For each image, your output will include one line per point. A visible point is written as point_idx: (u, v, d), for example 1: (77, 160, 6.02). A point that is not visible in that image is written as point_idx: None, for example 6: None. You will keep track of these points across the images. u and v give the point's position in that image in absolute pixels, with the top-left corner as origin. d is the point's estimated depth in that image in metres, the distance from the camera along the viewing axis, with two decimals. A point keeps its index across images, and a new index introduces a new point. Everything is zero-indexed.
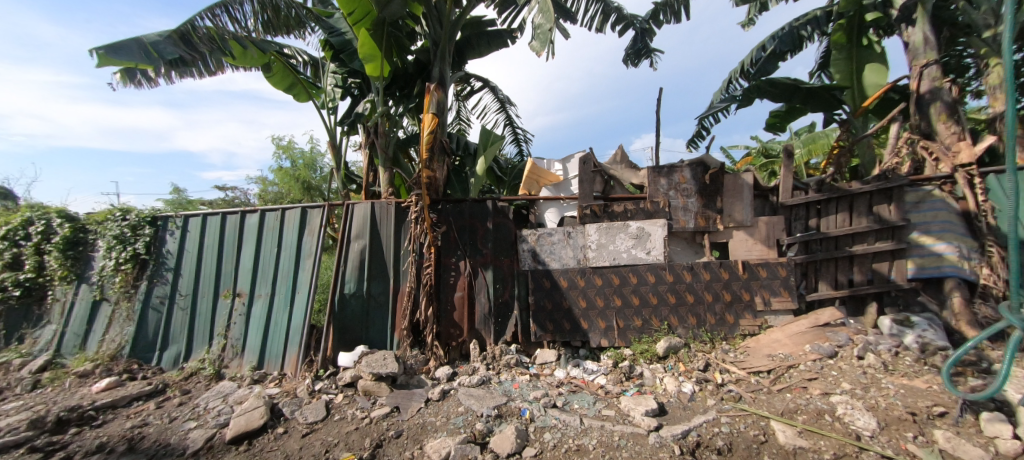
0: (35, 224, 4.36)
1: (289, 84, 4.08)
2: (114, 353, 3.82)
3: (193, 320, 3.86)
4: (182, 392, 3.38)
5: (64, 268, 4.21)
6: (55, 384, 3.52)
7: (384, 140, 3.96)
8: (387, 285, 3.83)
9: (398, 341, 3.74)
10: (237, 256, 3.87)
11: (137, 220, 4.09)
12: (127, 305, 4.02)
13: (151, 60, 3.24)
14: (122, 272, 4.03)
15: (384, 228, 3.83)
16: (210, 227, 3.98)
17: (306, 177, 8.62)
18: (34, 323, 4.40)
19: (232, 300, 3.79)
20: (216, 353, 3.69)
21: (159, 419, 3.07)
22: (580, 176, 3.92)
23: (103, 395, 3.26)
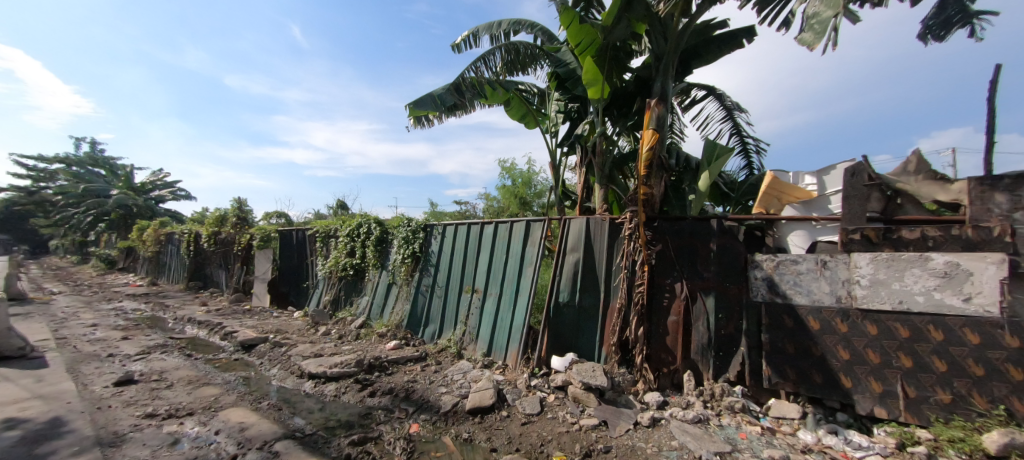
0: (362, 228, 6.20)
1: (523, 115, 4.66)
2: (398, 322, 5.23)
3: (445, 306, 4.90)
4: (436, 362, 4.31)
5: (375, 257, 6.01)
6: (367, 338, 5.09)
7: (602, 158, 4.14)
8: (598, 298, 3.95)
9: (606, 355, 3.79)
10: (477, 259, 4.71)
11: (416, 227, 5.49)
12: (407, 288, 5.42)
13: (437, 108, 4.30)
14: (406, 264, 5.50)
15: (598, 243, 3.98)
16: (459, 234, 4.99)
17: (523, 193, 9.89)
18: (355, 293, 6.34)
19: (472, 295, 4.64)
20: (459, 336, 4.57)
21: (423, 379, 3.95)
22: (845, 192, 3.11)
23: (392, 353, 4.47)
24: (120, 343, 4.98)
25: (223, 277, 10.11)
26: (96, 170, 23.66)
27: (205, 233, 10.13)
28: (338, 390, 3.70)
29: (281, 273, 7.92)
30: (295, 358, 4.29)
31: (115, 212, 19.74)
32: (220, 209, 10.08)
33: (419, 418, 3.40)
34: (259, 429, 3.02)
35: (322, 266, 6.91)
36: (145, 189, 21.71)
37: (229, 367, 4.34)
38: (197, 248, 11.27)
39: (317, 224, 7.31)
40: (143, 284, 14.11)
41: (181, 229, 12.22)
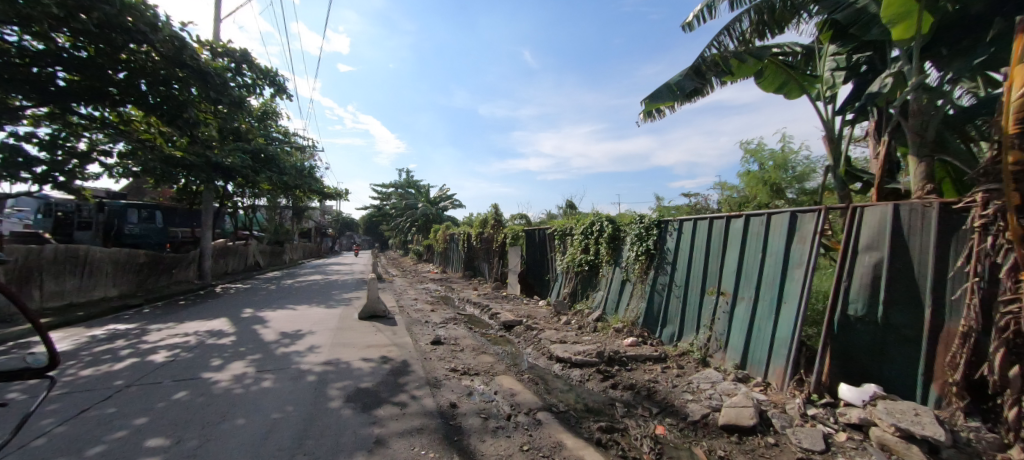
0: (594, 225, 6.49)
1: (780, 84, 4.07)
2: (634, 319, 5.24)
3: (685, 307, 4.56)
4: (679, 366, 4.03)
5: (608, 254, 6.17)
6: (604, 331, 5.35)
7: (921, 120, 3.47)
8: (920, 315, 2.85)
9: (940, 398, 2.67)
10: (722, 258, 4.20)
11: (649, 223, 5.34)
12: (643, 286, 5.35)
13: (676, 96, 4.12)
14: (640, 261, 5.43)
15: (917, 239, 2.88)
16: (699, 230, 4.58)
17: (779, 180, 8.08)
18: (591, 287, 6.68)
19: (718, 298, 4.14)
20: (703, 341, 4.16)
21: (664, 381, 3.76)
22: None
23: (630, 349, 4.50)
24: (431, 313, 6.97)
25: (487, 269, 12.79)
26: None
27: (475, 234, 13.14)
28: (582, 376, 3.98)
29: (527, 266, 9.31)
30: (545, 341, 4.90)
31: (420, 220, 27.83)
32: (483, 214, 12.80)
33: (663, 421, 3.20)
34: (525, 397, 3.57)
35: (560, 261, 7.65)
36: (435, 202, 28.88)
37: (497, 341, 5.36)
38: (469, 246, 14.73)
39: (554, 223, 8.12)
40: (437, 272, 19.51)
41: (460, 231, 16.23)
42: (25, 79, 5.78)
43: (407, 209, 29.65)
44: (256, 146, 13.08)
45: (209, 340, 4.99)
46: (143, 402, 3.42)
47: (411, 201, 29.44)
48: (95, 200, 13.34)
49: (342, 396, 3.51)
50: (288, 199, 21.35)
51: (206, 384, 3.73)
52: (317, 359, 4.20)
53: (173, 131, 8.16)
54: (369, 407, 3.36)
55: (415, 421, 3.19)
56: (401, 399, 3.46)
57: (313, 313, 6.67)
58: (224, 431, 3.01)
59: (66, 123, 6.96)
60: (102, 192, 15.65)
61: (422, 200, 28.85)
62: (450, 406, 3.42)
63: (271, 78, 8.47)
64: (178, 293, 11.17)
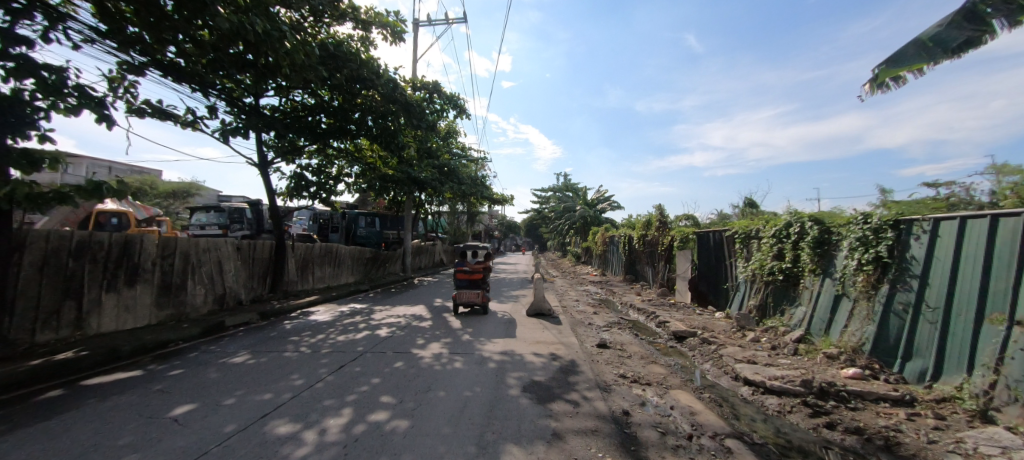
0: (793, 227, 5.50)
1: None
2: (856, 345, 4.19)
3: (947, 337, 3.38)
4: (937, 415, 2.97)
5: (813, 262, 5.12)
6: (810, 356, 4.47)
7: None
8: None
9: None
10: (1018, 271, 2.92)
11: (879, 224, 4.21)
12: (870, 305, 4.23)
13: (930, 56, 3.15)
14: (865, 272, 4.32)
15: None
16: (975, 234, 3.35)
17: None
18: (788, 301, 5.65)
19: (1010, 329, 2.90)
20: (981, 387, 2.96)
21: (914, 432, 2.84)
22: None
23: (852, 383, 3.60)
24: (594, 315, 7.06)
25: (651, 273, 12.19)
26: None
27: (638, 237, 12.70)
28: (781, 406, 3.40)
29: (700, 273, 8.49)
30: (729, 359, 4.38)
31: (578, 222, 28.41)
32: (647, 216, 12.27)
33: None
34: (708, 418, 3.25)
35: (743, 268, 6.71)
36: (593, 204, 28.83)
37: (669, 352, 5.06)
38: (631, 249, 14.30)
39: (735, 224, 7.18)
40: (596, 275, 19.55)
41: (619, 234, 15.95)
42: (306, 126, 8.23)
43: (563, 212, 30.85)
44: (442, 161, 15.64)
45: (414, 322, 6.19)
46: (375, 365, 4.47)
47: (568, 204, 30.23)
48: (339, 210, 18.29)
49: (519, 385, 3.84)
50: (461, 205, 24.82)
51: (415, 358, 4.61)
52: (495, 349, 4.74)
53: (387, 154, 10.42)
54: (545, 400, 3.59)
55: (588, 422, 3.26)
56: (574, 398, 3.58)
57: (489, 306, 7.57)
58: (430, 399, 3.67)
59: (325, 156, 9.74)
60: (344, 203, 21.32)
61: (580, 201, 29.36)
62: (623, 413, 3.37)
63: (455, 102, 9.91)
64: (387, 282, 14.32)
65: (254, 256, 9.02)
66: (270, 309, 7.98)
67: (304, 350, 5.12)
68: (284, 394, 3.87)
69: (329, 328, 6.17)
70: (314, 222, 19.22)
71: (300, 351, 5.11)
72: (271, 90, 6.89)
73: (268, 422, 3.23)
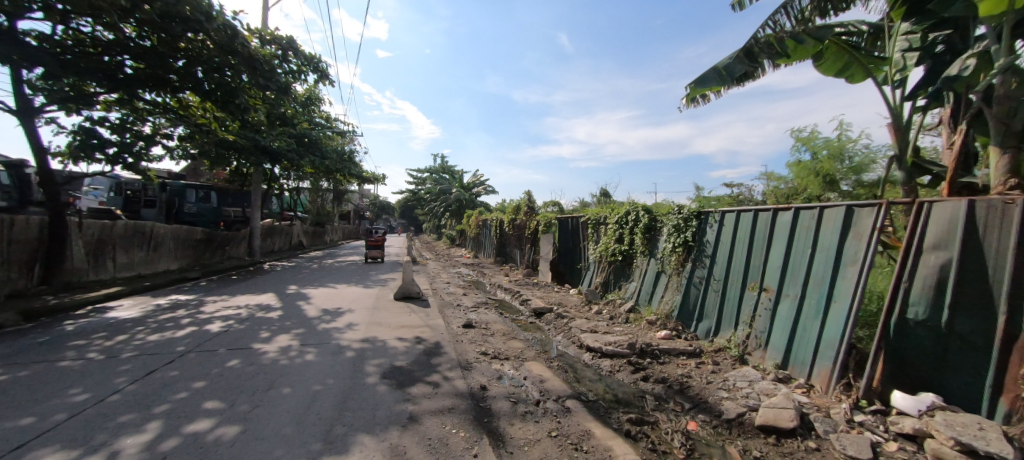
0: (629, 215, 6.39)
1: (839, 69, 3.70)
2: (668, 312, 5.13)
3: (723, 302, 4.39)
4: (713, 362, 3.89)
5: (643, 244, 6.06)
6: (636, 323, 5.30)
7: (1006, 108, 2.87)
8: (990, 322, 2.64)
9: (1011, 412, 2.42)
10: (767, 251, 3.98)
11: (688, 214, 5.19)
12: (679, 278, 5.21)
13: (724, 81, 3.83)
14: (676, 253, 5.30)
15: (993, 239, 2.65)
16: (743, 223, 4.37)
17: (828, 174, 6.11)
18: (624, 278, 6.63)
19: (759, 294, 3.94)
20: (741, 338, 3.97)
21: (699, 377, 3.72)
22: None
23: (663, 342, 4.42)
24: (463, 296, 7.23)
25: (518, 255, 13.04)
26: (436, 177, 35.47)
27: (507, 220, 13.44)
28: (612, 367, 3.99)
29: (559, 254, 9.37)
30: (576, 330, 4.92)
31: (454, 205, 28.71)
32: (516, 201, 13.03)
33: (696, 417, 3.25)
34: (554, 384, 3.61)
35: (593, 250, 7.62)
36: (468, 188, 29.58)
37: (527, 327, 5.46)
38: (501, 232, 15.15)
39: (588, 211, 8.05)
40: (469, 256, 20.27)
41: (492, 218, 16.65)
42: (99, 67, 6.31)
43: (439, 195, 30.85)
44: (301, 131, 13.87)
45: (258, 313, 5.39)
46: (200, 367, 3.74)
47: (446, 186, 30.12)
48: (157, 180, 14.68)
49: (378, 372, 3.68)
50: (328, 182, 22.44)
51: (256, 353, 4.01)
52: (354, 336, 4.45)
53: (225, 116, 8.73)
54: (404, 384, 3.50)
55: (446, 401, 3.29)
56: (434, 379, 3.58)
57: (352, 291, 7.07)
58: (272, 398, 3.24)
59: (134, 109, 7.69)
60: (166, 172, 17.10)
61: (457, 184, 29.61)
62: (480, 388, 3.51)
63: (316, 65, 8.83)
64: (229, 268, 12.25)
65: (8, 237, 6.61)
66: (38, 306, 5.99)
67: (92, 357, 3.98)
68: (55, 416, 2.95)
69: (135, 326, 4.92)
70: (119, 194, 14.92)
71: (85, 358, 3.95)
72: (37, 10, 5.05)
73: (21, 456, 2.40)
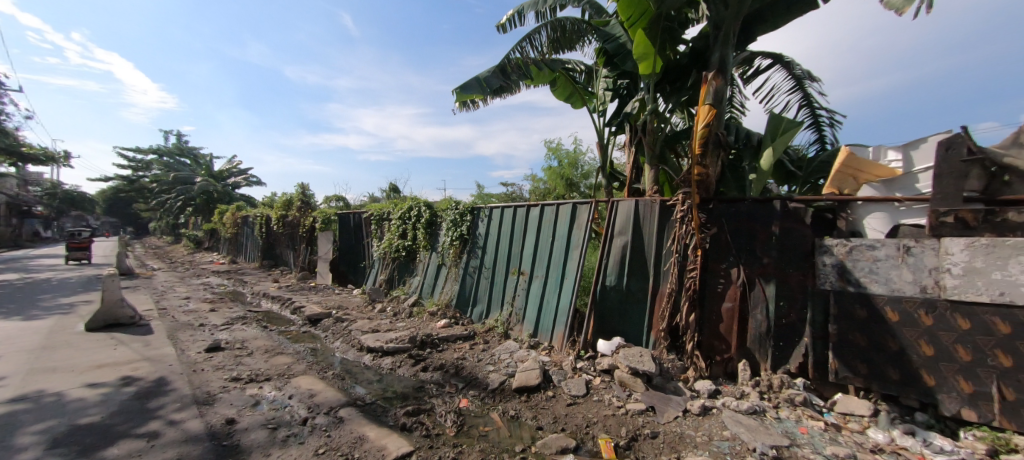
0: (411, 211, 6.62)
1: (569, 94, 4.68)
2: (447, 301, 5.58)
3: (492, 287, 5.12)
4: (484, 341, 4.58)
5: (425, 238, 6.33)
6: (419, 317, 5.49)
7: (652, 137, 4.06)
8: (646, 283, 3.92)
9: (654, 341, 3.77)
10: (523, 240, 4.84)
11: (463, 210, 5.73)
12: (456, 269, 5.70)
13: (483, 91, 4.21)
14: (454, 246, 5.80)
15: (647, 226, 3.93)
16: (505, 217, 5.16)
17: (570, 174, 7.74)
18: (408, 273, 6.75)
19: (519, 277, 4.79)
20: (505, 316, 4.77)
21: (471, 357, 4.30)
22: (937, 171, 2.81)
23: (442, 331, 4.85)
24: (210, 315, 6.01)
25: (291, 257, 11.63)
26: (183, 160, 27.52)
27: (275, 216, 11.77)
28: (394, 364, 4.25)
29: (341, 253, 8.92)
30: (356, 333, 4.97)
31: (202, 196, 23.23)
32: (287, 194, 11.53)
33: (468, 394, 3.68)
34: (325, 397, 3.39)
35: (377, 248, 7.52)
36: (221, 176, 24.92)
37: (298, 339, 5.17)
38: (269, 230, 13.20)
39: (370, 207, 7.96)
40: (223, 261, 16.75)
41: (256, 214, 14.17)
42: None
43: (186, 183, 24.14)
44: None
45: None
46: None
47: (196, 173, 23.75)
48: None
49: (41, 442, 2.52)
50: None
51: None
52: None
53: None
54: (91, 449, 2.49)
55: (168, 452, 2.50)
56: (150, 428, 2.74)
57: None
58: None
59: None
60: None
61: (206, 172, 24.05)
62: (226, 423, 2.92)
63: None
64: None
65: None
66: None
67: None
68: None
69: None
70: None
71: None
72: None
73: None
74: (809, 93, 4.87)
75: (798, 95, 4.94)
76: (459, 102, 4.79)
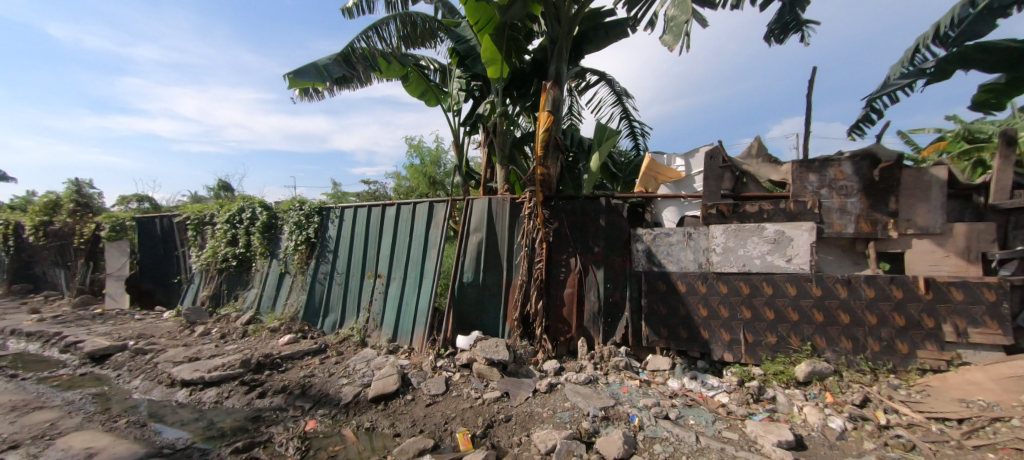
0: (245, 212, 5.92)
1: (422, 91, 4.69)
2: (292, 315, 5.05)
3: (346, 293, 4.82)
4: (337, 353, 4.24)
5: (262, 245, 5.68)
6: (256, 335, 4.82)
7: (502, 139, 4.34)
8: (501, 276, 4.13)
9: (509, 330, 4.01)
10: (380, 241, 4.70)
11: (309, 211, 5.26)
12: (302, 278, 5.21)
13: (322, 79, 4.05)
14: (299, 251, 5.28)
15: (499, 223, 4.15)
16: (359, 217, 4.92)
17: (431, 171, 8.81)
18: (240, 286, 5.98)
19: (375, 280, 4.61)
20: (362, 324, 4.53)
21: (321, 372, 3.90)
22: (705, 172, 3.66)
23: (286, 348, 4.32)
24: None
25: (63, 278, 8.81)
26: None
27: (29, 223, 8.75)
28: (218, 395, 3.56)
29: (146, 268, 7.24)
30: (165, 365, 4.04)
31: None
32: (51, 194, 8.72)
33: (316, 414, 3.30)
34: (111, 452, 2.63)
35: (195, 259, 6.40)
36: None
37: (71, 386, 3.86)
38: (19, 242, 9.74)
39: (188, 210, 6.75)
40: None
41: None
42: None
43: None
44: None
45: None
46: None
47: None
48: None
49: None
50: None
51: None
52: None
53: None
54: None
55: None
56: None
57: None
58: None
59: None
60: None
61: None
62: None
63: None
64: None
65: None
66: None
67: None
68: None
69: None
70: None
71: None
72: None
73: None
74: (626, 106, 5.78)
75: (618, 108, 5.85)
76: (299, 87, 4.46)
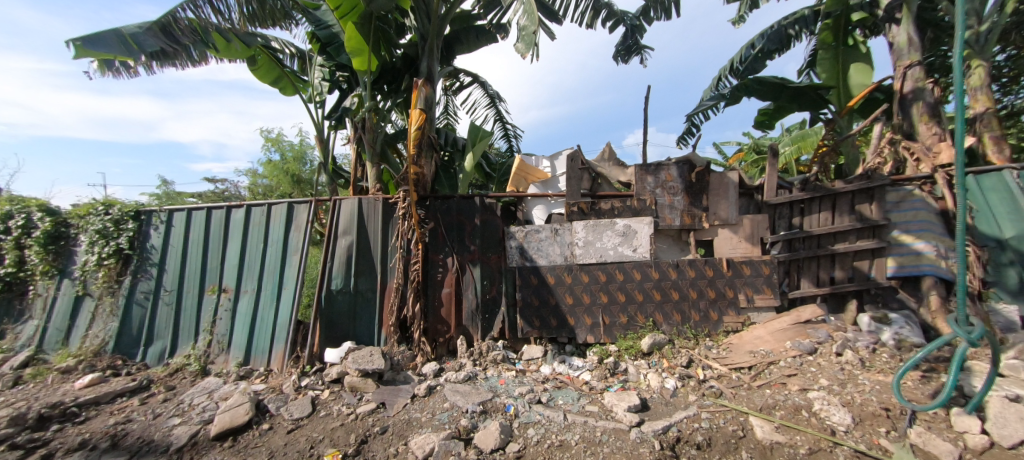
0: (15, 218, 4.57)
1: (275, 77, 4.35)
2: (97, 348, 4.07)
3: (179, 314, 4.07)
4: (167, 388, 3.52)
5: (45, 262, 4.48)
6: (36, 380, 3.72)
7: (372, 135, 4.10)
8: (375, 280, 3.92)
9: (385, 337, 3.83)
10: (224, 249, 4.05)
11: (121, 215, 4.29)
12: (111, 300, 4.23)
13: (131, 53, 3.23)
14: (105, 267, 4.24)
15: (371, 225, 3.92)
16: (195, 221, 4.17)
17: (295, 170, 9.26)
18: (11, 317, 4.70)
19: (218, 296, 3.97)
20: (202, 349, 3.88)
21: (143, 415, 3.17)
22: (568, 174, 4.02)
23: (85, 392, 3.41)
24: None
25: None
26: None
27: None
28: None
29: None
30: None
31: None
32: None
33: None
34: None
35: None
36: None
37: None
38: None
39: None
40: None
41: None
42: None
43: None
44: None
45: None
46: None
47: None
48: None
49: None
50: None
51: None
52: None
53: None
54: None
55: None
56: None
57: None
58: None
59: None
60: None
61: None
62: None
63: None
64: None
65: None
66: None
67: None
68: None
69: None
70: None
71: None
72: None
73: None
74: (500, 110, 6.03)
75: (492, 111, 6.06)
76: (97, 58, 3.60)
